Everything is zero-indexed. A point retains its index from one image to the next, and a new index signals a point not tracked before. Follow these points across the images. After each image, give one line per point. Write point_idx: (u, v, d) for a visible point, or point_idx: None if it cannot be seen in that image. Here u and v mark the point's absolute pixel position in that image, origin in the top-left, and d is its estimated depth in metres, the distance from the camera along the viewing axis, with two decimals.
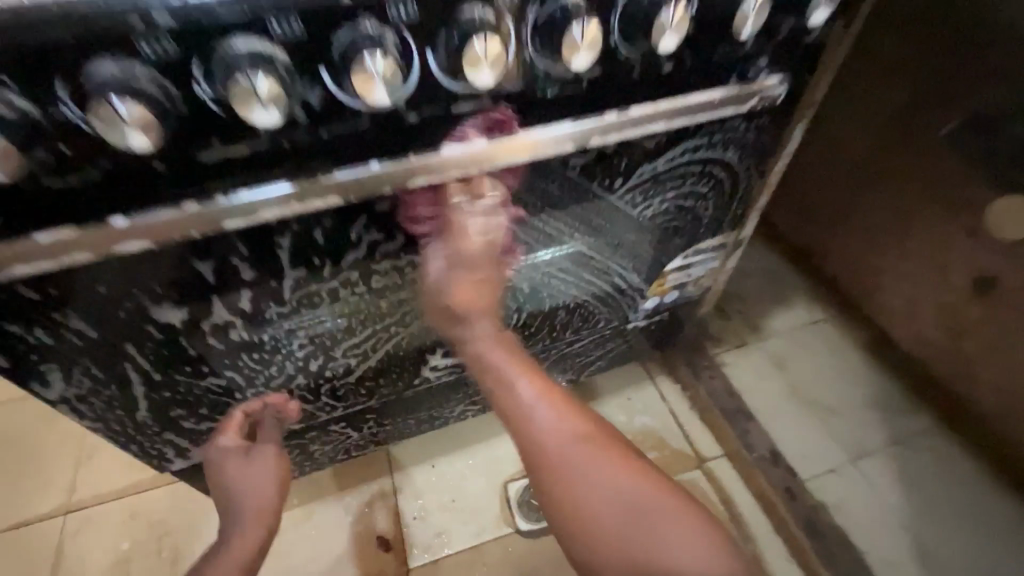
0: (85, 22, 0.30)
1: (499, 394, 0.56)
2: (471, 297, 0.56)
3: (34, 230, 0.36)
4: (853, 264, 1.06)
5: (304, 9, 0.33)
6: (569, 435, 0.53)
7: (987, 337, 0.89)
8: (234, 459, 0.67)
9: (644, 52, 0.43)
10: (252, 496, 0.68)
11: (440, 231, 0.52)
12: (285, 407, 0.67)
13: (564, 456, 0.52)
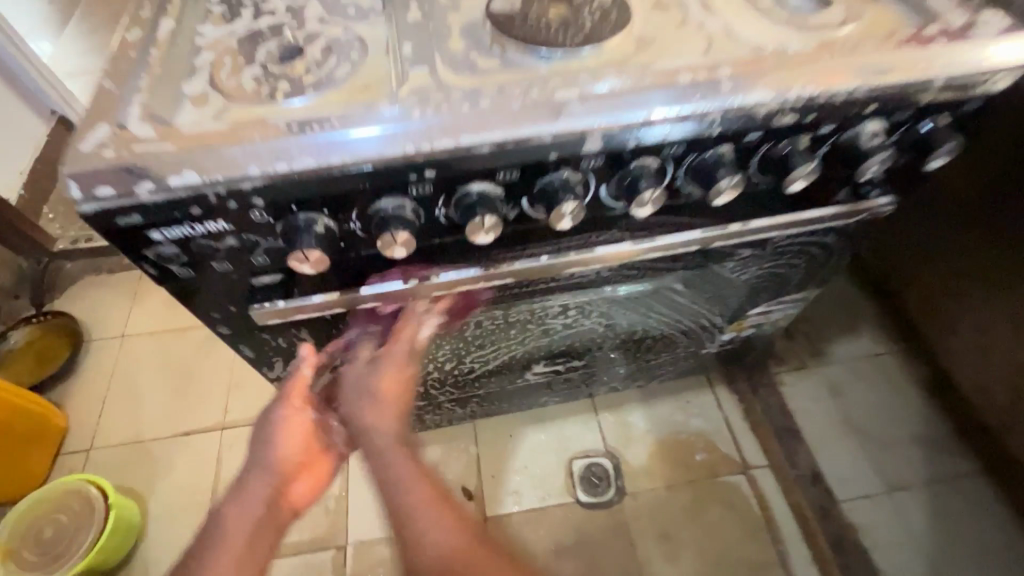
0: (381, 175, 0.43)
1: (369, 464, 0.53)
2: (398, 404, 0.58)
3: (313, 292, 0.53)
4: (937, 309, 1.07)
5: (523, 164, 0.45)
6: (414, 488, 0.50)
7: None
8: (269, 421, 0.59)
9: (772, 181, 0.53)
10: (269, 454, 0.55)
11: (384, 352, 0.60)
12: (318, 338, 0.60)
13: (417, 500, 0.49)
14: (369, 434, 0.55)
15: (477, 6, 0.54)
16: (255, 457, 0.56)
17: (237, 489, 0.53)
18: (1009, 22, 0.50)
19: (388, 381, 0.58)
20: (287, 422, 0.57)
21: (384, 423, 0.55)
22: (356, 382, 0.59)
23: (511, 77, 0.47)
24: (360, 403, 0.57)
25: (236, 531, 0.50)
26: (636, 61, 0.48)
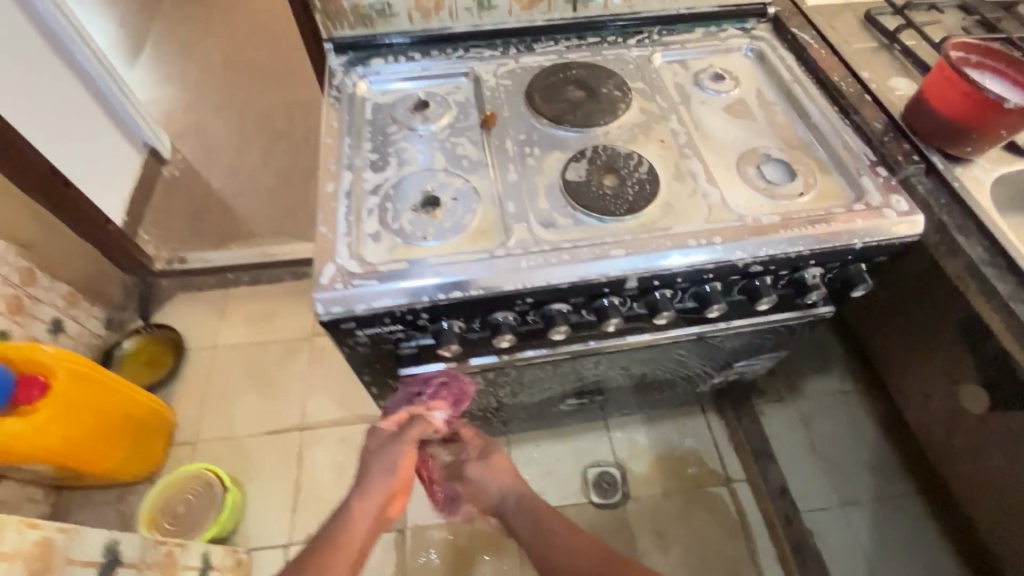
0: (498, 298, 0.70)
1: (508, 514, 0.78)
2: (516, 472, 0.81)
3: (437, 360, 0.79)
4: (885, 352, 1.13)
5: (584, 292, 0.71)
6: (548, 525, 0.72)
7: (972, 443, 0.96)
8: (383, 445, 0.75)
9: (747, 299, 0.78)
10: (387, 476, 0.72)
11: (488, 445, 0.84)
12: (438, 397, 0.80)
13: (559, 532, 0.71)
14: (507, 504, 0.78)
15: (555, 170, 0.80)
16: (371, 477, 0.72)
17: (358, 499, 0.70)
18: (910, 204, 0.76)
19: (502, 465, 0.81)
20: (403, 451, 0.74)
21: (513, 495, 0.78)
22: (485, 467, 0.81)
23: (581, 233, 0.73)
24: (496, 484, 0.80)
25: (355, 531, 0.67)
26: (660, 224, 0.73)
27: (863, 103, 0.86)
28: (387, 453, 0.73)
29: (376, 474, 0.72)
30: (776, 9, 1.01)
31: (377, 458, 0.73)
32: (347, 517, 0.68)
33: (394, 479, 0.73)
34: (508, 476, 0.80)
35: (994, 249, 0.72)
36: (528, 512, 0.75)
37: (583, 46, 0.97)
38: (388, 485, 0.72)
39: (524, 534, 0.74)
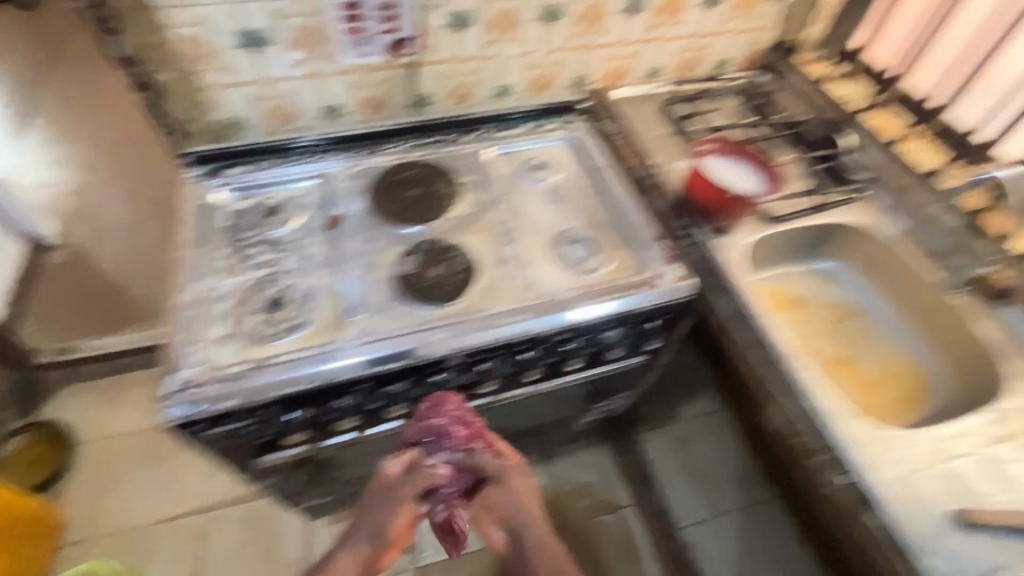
0: (333, 389, 0.79)
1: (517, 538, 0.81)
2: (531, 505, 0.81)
3: (291, 446, 0.86)
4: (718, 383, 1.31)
5: (412, 373, 0.83)
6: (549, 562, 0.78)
7: (783, 456, 1.14)
8: (385, 492, 0.78)
9: (562, 362, 0.92)
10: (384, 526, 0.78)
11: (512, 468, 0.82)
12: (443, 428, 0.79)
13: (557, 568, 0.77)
14: (522, 533, 0.80)
15: (391, 264, 0.92)
16: (369, 527, 0.79)
17: (354, 539, 0.80)
18: (683, 271, 0.92)
19: (528, 492, 0.82)
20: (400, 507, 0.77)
21: (531, 521, 0.81)
22: (510, 492, 0.81)
23: (408, 321, 0.84)
24: (520, 509, 0.81)
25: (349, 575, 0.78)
26: (478, 306, 0.87)
27: (650, 187, 1.06)
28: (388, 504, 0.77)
29: (369, 528, 0.79)
30: (588, 104, 1.21)
31: (377, 498, 0.79)
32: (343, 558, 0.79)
33: (390, 532, 0.79)
34: (529, 501, 0.81)
35: (741, 306, 0.89)
36: (542, 540, 0.80)
37: (424, 146, 1.11)
38: (382, 536, 0.79)
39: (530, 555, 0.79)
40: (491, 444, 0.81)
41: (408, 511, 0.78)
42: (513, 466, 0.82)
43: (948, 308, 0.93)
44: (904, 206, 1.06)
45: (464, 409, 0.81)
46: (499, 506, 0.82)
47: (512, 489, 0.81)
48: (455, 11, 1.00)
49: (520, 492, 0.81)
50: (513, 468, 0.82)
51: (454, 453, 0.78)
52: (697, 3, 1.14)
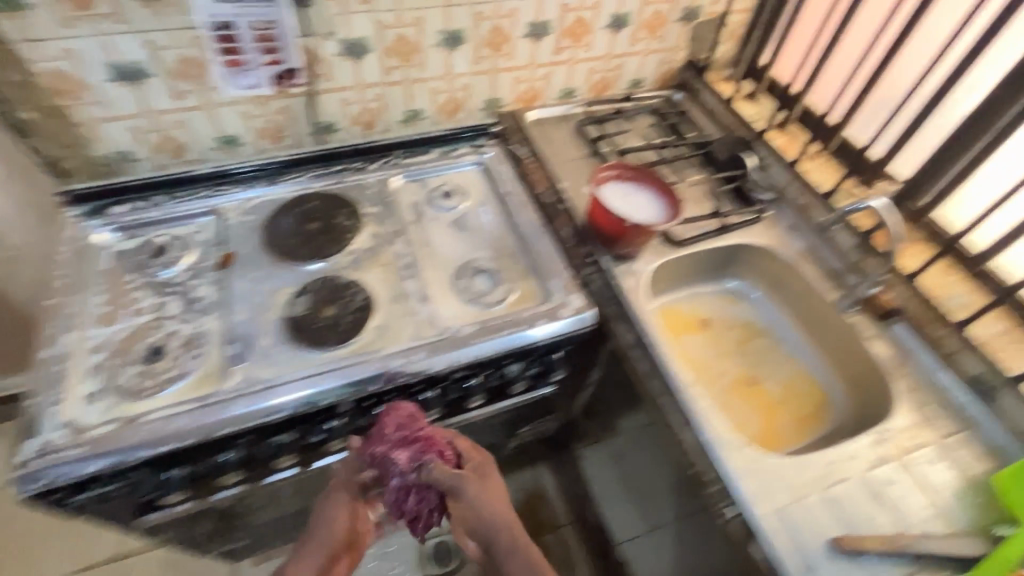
0: (212, 444, 0.76)
1: (490, 539, 0.73)
2: (501, 501, 0.76)
3: (176, 503, 0.82)
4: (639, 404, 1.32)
5: (301, 422, 0.80)
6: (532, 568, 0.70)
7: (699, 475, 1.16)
8: (333, 491, 0.80)
9: (464, 399, 0.91)
10: (329, 529, 0.76)
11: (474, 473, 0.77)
12: (394, 425, 0.79)
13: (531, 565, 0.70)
14: (493, 537, 0.72)
15: (283, 305, 0.88)
16: (316, 535, 0.76)
17: (306, 543, 0.76)
18: (582, 301, 0.93)
19: (495, 493, 0.76)
20: (343, 503, 0.78)
21: (505, 527, 0.72)
22: (474, 499, 0.74)
23: (296, 366, 0.82)
24: (489, 514, 0.73)
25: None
26: (372, 347, 0.85)
27: (557, 213, 1.05)
28: (333, 502, 0.78)
29: (319, 531, 0.76)
30: (500, 127, 1.21)
31: (327, 508, 0.78)
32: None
33: (338, 535, 0.77)
34: (499, 505, 0.74)
35: (640, 336, 0.89)
36: (516, 548, 0.71)
37: (328, 175, 1.09)
38: (331, 541, 0.76)
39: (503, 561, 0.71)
40: (443, 444, 0.80)
41: (349, 508, 0.78)
42: (472, 467, 0.80)
43: (844, 326, 0.96)
44: (804, 225, 1.08)
45: (413, 420, 0.80)
46: (465, 514, 0.74)
47: (476, 495, 0.74)
48: (348, 39, 0.98)
49: (486, 494, 0.75)
50: (472, 469, 0.79)
51: (406, 458, 0.76)
52: (602, 26, 1.15)
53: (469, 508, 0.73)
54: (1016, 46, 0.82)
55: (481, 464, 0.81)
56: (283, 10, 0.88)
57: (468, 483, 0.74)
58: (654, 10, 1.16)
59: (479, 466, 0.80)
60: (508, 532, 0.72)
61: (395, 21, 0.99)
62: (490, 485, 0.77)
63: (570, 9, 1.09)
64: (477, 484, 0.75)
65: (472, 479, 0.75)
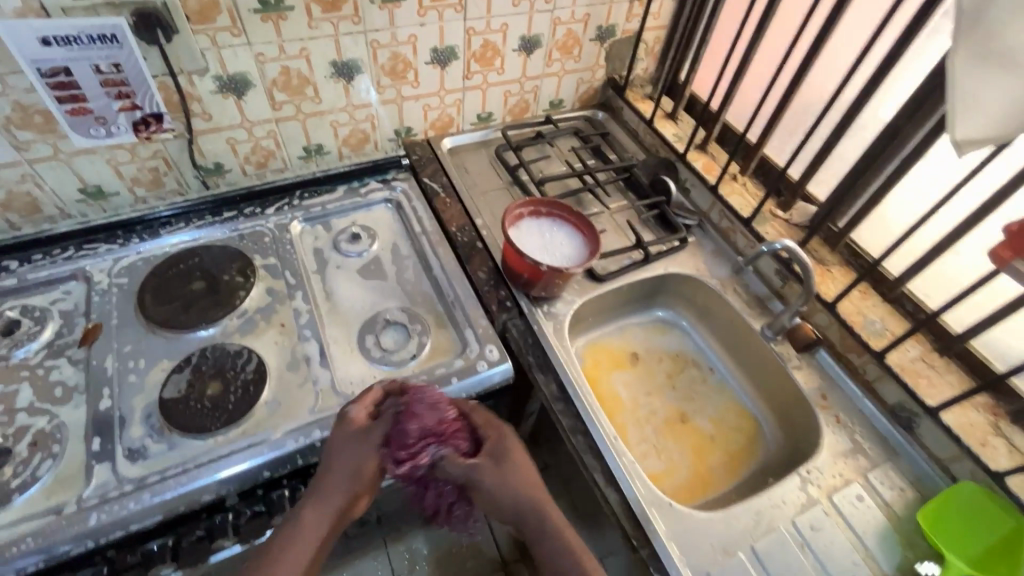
0: (68, 564, 0.65)
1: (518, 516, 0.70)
2: (531, 481, 0.72)
3: None
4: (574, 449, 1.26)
5: (180, 525, 0.70)
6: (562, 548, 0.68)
7: None
8: (349, 444, 0.68)
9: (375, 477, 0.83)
10: (351, 480, 0.67)
11: (502, 454, 0.72)
12: (420, 408, 0.70)
13: (558, 542, 0.68)
14: (522, 517, 0.70)
15: (158, 385, 0.78)
16: (333, 483, 0.67)
17: (317, 496, 0.66)
18: (500, 352, 0.87)
19: (526, 472, 0.72)
20: (369, 457, 0.68)
21: (535, 510, 0.70)
22: (498, 486, 0.70)
23: (171, 459, 0.71)
24: (518, 494, 0.70)
25: (306, 543, 0.64)
26: (264, 426, 0.76)
27: (472, 253, 0.98)
28: (353, 456, 0.68)
29: (337, 480, 0.67)
30: (411, 159, 1.13)
31: (346, 457, 0.68)
32: (293, 527, 0.65)
33: (358, 484, 0.68)
34: (527, 490, 0.70)
35: (561, 387, 0.84)
36: (547, 533, 0.69)
37: (217, 224, 0.98)
38: (353, 488, 0.68)
39: (532, 544, 0.70)
40: (462, 430, 0.73)
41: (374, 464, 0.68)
42: (499, 450, 0.73)
43: (770, 356, 0.94)
44: (728, 250, 1.05)
45: (434, 411, 0.71)
46: (491, 496, 0.71)
47: (506, 482, 0.70)
48: (224, 74, 0.88)
49: (518, 475, 0.71)
50: (498, 450, 0.73)
51: (429, 447, 0.69)
52: (513, 48, 1.09)
53: (496, 489, 0.70)
54: (915, 70, 0.81)
55: (508, 441, 0.74)
56: (130, 52, 0.78)
57: (497, 469, 0.71)
58: (566, 30, 1.11)
59: (504, 443, 0.74)
60: (539, 503, 0.70)
61: (277, 53, 0.89)
62: (522, 464, 0.73)
63: (477, 33, 1.02)
64: (505, 468, 0.71)
65: (499, 468, 0.71)
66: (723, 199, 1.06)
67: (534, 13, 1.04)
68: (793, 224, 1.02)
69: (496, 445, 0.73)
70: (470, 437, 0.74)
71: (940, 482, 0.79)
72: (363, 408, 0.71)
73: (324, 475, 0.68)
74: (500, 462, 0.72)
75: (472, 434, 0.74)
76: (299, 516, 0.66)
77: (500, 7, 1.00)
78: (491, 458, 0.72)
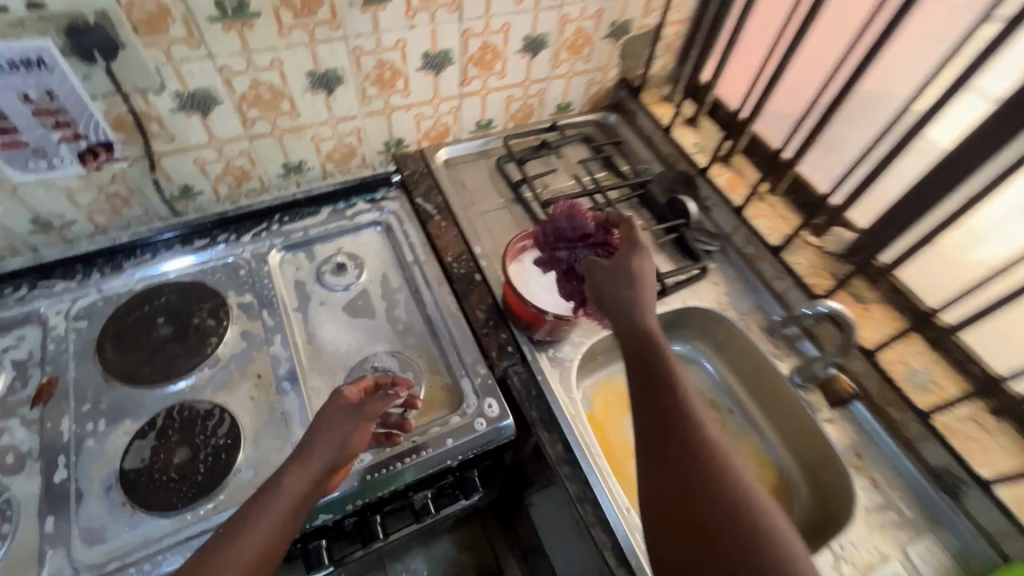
0: None
1: (638, 346, 0.59)
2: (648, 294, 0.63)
3: None
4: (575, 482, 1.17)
5: None
6: (674, 382, 0.56)
7: None
8: (343, 411, 0.67)
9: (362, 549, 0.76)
10: (335, 452, 0.64)
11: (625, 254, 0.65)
12: (563, 212, 0.74)
13: (680, 388, 0.56)
14: (635, 328, 0.60)
15: (120, 451, 0.70)
16: (318, 448, 0.64)
17: (301, 462, 0.63)
18: (500, 407, 0.78)
19: (648, 277, 0.64)
20: (358, 430, 0.66)
21: (663, 377, 0.56)
22: (614, 302, 0.63)
23: (134, 542, 0.64)
24: (622, 297, 0.62)
25: (281, 512, 0.59)
26: (237, 502, 0.68)
27: (470, 287, 0.89)
28: (343, 425, 0.66)
29: (324, 443, 0.64)
30: (403, 174, 1.02)
31: (335, 423, 0.66)
32: (271, 491, 0.60)
33: (343, 456, 0.65)
34: (645, 302, 0.62)
35: (568, 449, 0.75)
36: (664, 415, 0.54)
37: (188, 255, 0.89)
38: (335, 460, 0.64)
39: (633, 375, 0.58)
40: (605, 233, 0.72)
41: (364, 436, 0.67)
42: (621, 258, 0.65)
43: (798, 406, 0.85)
44: (753, 278, 0.95)
45: (576, 218, 0.73)
46: (610, 294, 0.64)
47: (612, 279, 0.64)
48: (184, 91, 0.77)
49: (641, 277, 0.64)
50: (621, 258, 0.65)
51: (569, 245, 0.74)
52: (515, 50, 0.96)
53: (623, 295, 0.63)
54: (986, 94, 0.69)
55: (643, 266, 0.65)
56: (62, 78, 0.67)
57: (608, 269, 0.65)
58: (575, 28, 0.98)
59: (630, 248, 0.66)
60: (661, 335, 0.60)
61: (245, 65, 0.78)
62: (645, 278, 0.64)
63: (474, 35, 0.90)
64: (616, 274, 0.64)
65: (615, 266, 0.65)
66: (749, 223, 0.95)
67: (540, 11, 0.92)
68: (827, 252, 0.92)
69: (625, 271, 0.64)
70: (606, 245, 0.72)
71: (987, 557, 0.71)
72: (360, 385, 0.70)
73: (310, 438, 0.65)
74: (613, 263, 0.65)
75: (606, 248, 0.72)
76: (276, 480, 0.61)
77: (501, 5, 0.88)
78: (609, 263, 0.65)
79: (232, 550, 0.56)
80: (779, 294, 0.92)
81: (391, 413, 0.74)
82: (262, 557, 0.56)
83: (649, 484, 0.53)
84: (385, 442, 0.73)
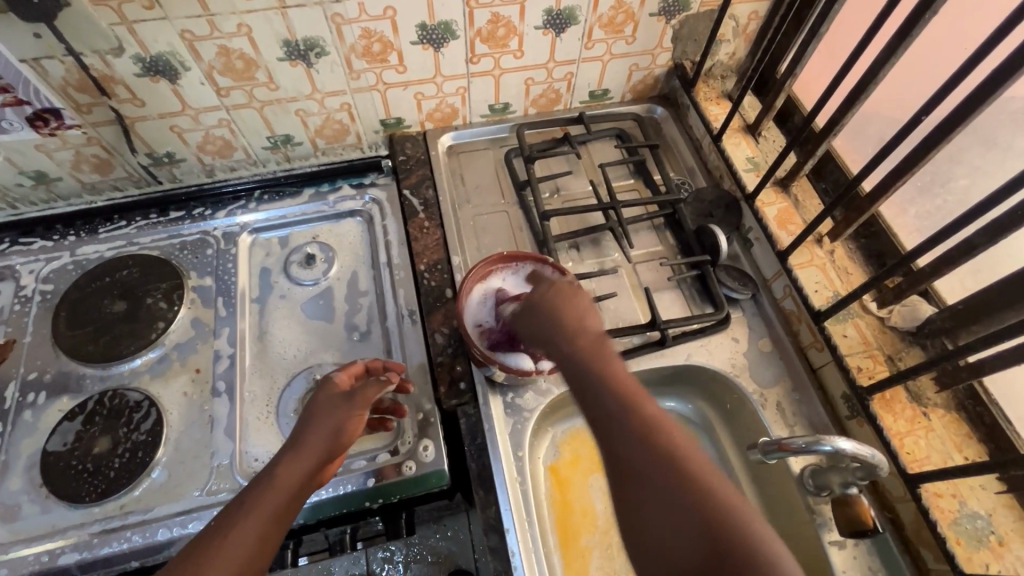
0: None
1: (582, 367, 0.51)
2: (576, 319, 0.55)
3: None
4: None
5: None
6: (628, 396, 0.48)
7: None
8: (337, 395, 0.62)
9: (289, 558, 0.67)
10: (330, 439, 0.59)
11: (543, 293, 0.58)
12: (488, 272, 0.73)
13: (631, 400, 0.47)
14: (574, 357, 0.52)
15: (50, 428, 0.69)
16: (313, 435, 0.58)
17: (294, 453, 0.57)
18: (436, 453, 0.69)
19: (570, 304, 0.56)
20: (357, 417, 0.61)
21: (607, 398, 0.48)
22: (546, 330, 0.55)
23: (40, 527, 0.64)
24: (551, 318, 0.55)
25: (277, 501, 0.53)
26: (143, 506, 0.65)
27: (436, 305, 0.78)
28: (339, 411, 0.60)
29: (319, 430, 0.59)
30: (395, 160, 0.91)
31: (329, 408, 0.61)
32: (263, 481, 0.55)
33: (340, 443, 0.60)
34: (579, 327, 0.54)
35: (499, 516, 0.65)
36: (631, 447, 0.45)
37: (161, 227, 0.85)
38: (330, 448, 0.59)
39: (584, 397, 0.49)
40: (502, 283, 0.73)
41: (362, 423, 0.62)
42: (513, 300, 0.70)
43: (802, 519, 0.67)
44: (785, 342, 0.76)
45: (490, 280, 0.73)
46: (539, 332, 0.55)
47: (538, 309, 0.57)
48: (146, 55, 0.70)
49: (569, 307, 0.56)
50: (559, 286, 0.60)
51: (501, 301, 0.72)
52: (535, 26, 0.80)
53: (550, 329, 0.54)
54: None
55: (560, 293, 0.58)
56: None
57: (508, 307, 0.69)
58: (614, 2, 0.79)
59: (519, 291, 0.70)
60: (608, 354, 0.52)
61: (208, 30, 0.69)
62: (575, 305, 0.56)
63: (481, 5, 0.75)
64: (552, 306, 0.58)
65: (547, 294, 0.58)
66: (793, 272, 0.75)
67: None
68: (887, 327, 0.71)
69: (553, 299, 0.56)
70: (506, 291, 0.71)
71: None
72: (352, 371, 0.65)
73: (300, 426, 0.60)
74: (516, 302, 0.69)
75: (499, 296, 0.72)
76: (268, 468, 0.56)
77: None
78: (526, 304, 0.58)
79: (226, 548, 0.49)
80: (815, 367, 0.73)
81: (384, 397, 0.70)
82: (257, 547, 0.50)
83: (648, 536, 0.42)
84: (377, 427, 0.70)
